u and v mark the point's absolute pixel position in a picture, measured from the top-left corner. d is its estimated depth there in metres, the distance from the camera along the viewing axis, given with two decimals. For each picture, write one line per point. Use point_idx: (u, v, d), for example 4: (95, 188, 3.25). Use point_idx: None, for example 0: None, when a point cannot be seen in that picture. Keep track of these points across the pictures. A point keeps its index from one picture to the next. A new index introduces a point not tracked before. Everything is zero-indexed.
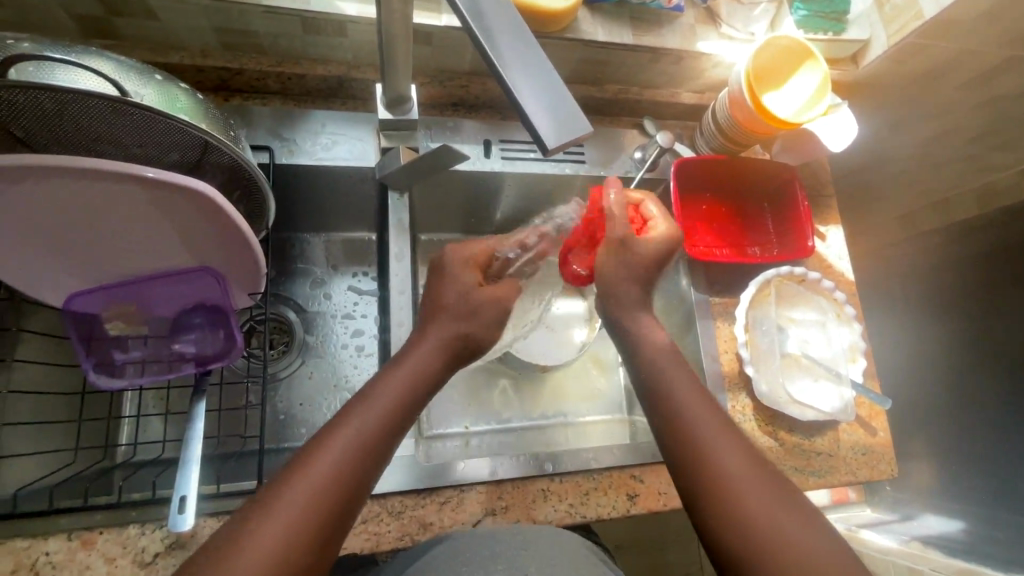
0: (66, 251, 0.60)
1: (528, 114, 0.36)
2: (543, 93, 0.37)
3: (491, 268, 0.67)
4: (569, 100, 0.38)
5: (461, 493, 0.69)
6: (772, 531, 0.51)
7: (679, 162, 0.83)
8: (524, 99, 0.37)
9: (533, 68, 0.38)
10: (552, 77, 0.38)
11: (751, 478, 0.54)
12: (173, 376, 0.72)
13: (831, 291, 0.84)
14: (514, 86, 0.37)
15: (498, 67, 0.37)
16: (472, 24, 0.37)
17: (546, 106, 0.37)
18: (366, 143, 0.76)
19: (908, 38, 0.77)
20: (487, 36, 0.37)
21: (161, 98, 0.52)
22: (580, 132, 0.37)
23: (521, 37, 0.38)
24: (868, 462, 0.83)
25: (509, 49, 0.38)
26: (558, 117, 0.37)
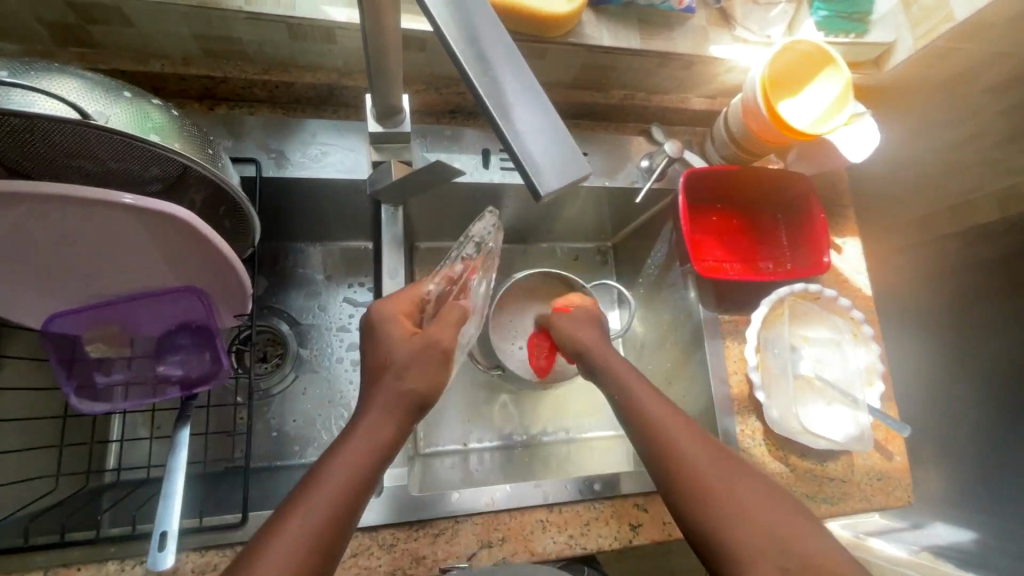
0: (44, 275, 0.58)
1: (518, 153, 0.33)
2: (538, 128, 0.33)
3: (426, 313, 0.60)
4: (568, 135, 0.34)
5: (456, 524, 0.67)
6: (768, 549, 0.49)
7: (689, 172, 0.79)
8: (517, 136, 0.33)
9: (527, 99, 0.34)
10: (549, 108, 0.34)
11: (743, 495, 0.53)
12: (158, 399, 0.69)
13: (848, 309, 0.80)
14: (505, 123, 0.33)
15: (487, 100, 0.33)
16: (458, 53, 0.34)
17: (542, 143, 0.33)
18: (358, 154, 0.72)
19: (937, 42, 0.72)
20: (475, 66, 0.34)
21: (130, 118, 0.48)
22: (580, 171, 0.33)
23: (513, 62, 0.34)
24: (883, 488, 0.79)
25: (500, 79, 0.34)
26: (556, 155, 0.33)
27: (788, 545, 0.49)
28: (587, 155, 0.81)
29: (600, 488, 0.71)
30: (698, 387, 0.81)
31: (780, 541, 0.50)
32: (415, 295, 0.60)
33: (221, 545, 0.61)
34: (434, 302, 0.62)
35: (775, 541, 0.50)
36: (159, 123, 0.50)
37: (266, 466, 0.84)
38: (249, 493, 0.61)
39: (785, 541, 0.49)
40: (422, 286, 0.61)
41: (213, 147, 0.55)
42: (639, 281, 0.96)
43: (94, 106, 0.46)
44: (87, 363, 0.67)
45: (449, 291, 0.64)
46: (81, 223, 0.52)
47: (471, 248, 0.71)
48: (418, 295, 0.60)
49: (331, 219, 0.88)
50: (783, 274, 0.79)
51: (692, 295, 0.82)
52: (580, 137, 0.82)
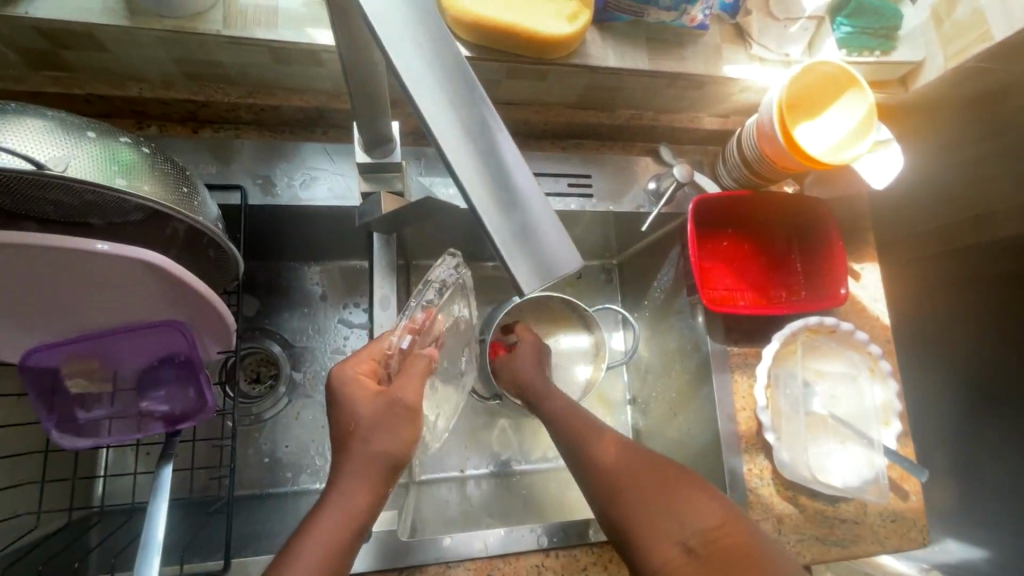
0: (16, 314, 0.55)
1: (499, 239, 0.29)
2: (523, 218, 0.30)
3: (391, 365, 0.63)
4: (556, 224, 0.30)
5: (447, 569, 0.64)
6: (679, 536, 0.52)
7: (698, 199, 0.75)
8: (501, 230, 0.29)
9: (511, 181, 0.30)
10: (536, 191, 0.30)
11: (651, 497, 0.55)
12: (141, 435, 0.67)
13: (865, 344, 0.75)
14: (486, 211, 0.29)
15: (466, 182, 0.29)
16: (430, 121, 0.28)
17: (528, 236, 0.30)
18: (348, 179, 0.69)
19: (970, 62, 0.67)
20: (452, 139, 0.29)
21: (96, 162, 0.45)
22: (568, 267, 0.31)
23: (496, 134, 0.30)
24: (899, 531, 0.74)
25: (480, 156, 0.29)
26: (542, 250, 0.30)
27: (693, 528, 0.52)
28: (591, 177, 0.77)
29: (599, 531, 0.68)
30: (704, 422, 0.77)
31: (686, 527, 0.52)
32: (377, 350, 0.62)
33: None
34: (399, 355, 0.63)
35: (683, 526, 0.52)
36: (126, 164, 0.47)
37: (257, 494, 0.82)
38: (231, 537, 0.59)
39: (690, 523, 0.52)
40: (384, 342, 0.63)
41: (189, 182, 0.53)
42: (645, 303, 0.92)
43: (55, 150, 0.44)
44: (67, 398, 0.64)
45: (413, 343, 0.66)
46: (51, 268, 0.49)
47: (433, 293, 0.71)
48: (380, 351, 0.62)
49: (324, 240, 0.85)
50: (799, 306, 0.75)
51: (700, 323, 0.78)
52: (583, 158, 0.77)
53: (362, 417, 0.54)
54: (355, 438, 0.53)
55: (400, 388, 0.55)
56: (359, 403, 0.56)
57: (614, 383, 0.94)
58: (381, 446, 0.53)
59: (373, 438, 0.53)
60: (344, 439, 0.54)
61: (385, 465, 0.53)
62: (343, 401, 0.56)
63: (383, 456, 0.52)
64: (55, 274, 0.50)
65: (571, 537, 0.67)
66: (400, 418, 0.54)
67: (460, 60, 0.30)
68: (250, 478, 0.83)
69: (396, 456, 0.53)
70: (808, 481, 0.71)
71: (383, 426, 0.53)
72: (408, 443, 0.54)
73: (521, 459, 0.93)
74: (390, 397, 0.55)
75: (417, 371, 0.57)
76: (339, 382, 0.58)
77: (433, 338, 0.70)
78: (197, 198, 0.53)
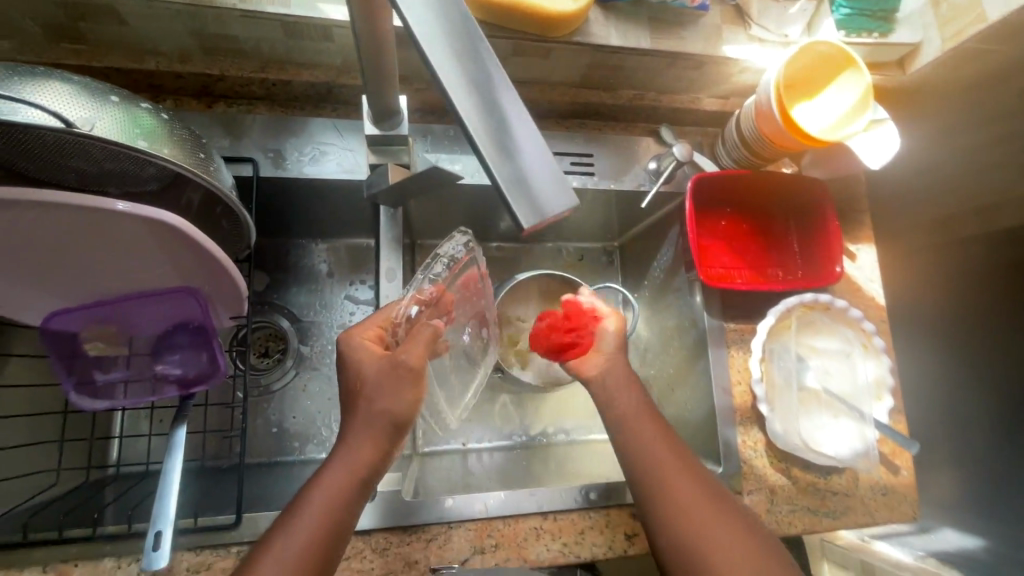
0: (40, 276, 0.58)
1: (501, 181, 0.31)
2: (524, 158, 0.31)
3: (398, 333, 0.65)
4: (555, 165, 0.32)
5: (449, 529, 0.66)
6: (698, 521, 0.55)
7: (697, 177, 0.76)
8: (501, 169, 0.31)
9: (513, 125, 0.32)
10: (535, 134, 0.32)
11: (669, 486, 0.57)
12: (156, 397, 0.69)
13: (859, 321, 0.77)
14: (488, 150, 0.31)
15: (470, 125, 0.31)
16: (437, 67, 0.31)
17: (528, 175, 0.31)
18: (357, 154, 0.71)
19: (966, 44, 0.68)
20: (456, 85, 0.31)
21: (118, 124, 0.48)
22: (568, 206, 0.32)
23: (499, 82, 0.32)
24: (890, 504, 0.76)
25: (483, 101, 0.31)
26: (542, 189, 0.31)
27: (737, 541, 0.53)
28: (592, 156, 0.79)
29: (596, 496, 0.70)
30: (700, 396, 0.79)
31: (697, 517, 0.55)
32: (384, 317, 0.64)
33: (213, 545, 0.62)
34: (405, 324, 0.66)
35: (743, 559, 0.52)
36: (148, 128, 0.49)
37: (266, 462, 0.85)
38: (242, 493, 0.62)
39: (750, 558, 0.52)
40: (392, 310, 0.65)
41: (205, 150, 0.55)
42: (644, 283, 0.94)
43: (81, 111, 0.46)
44: (86, 361, 0.67)
45: (418, 314, 0.68)
46: (74, 228, 0.52)
47: (441, 267, 0.74)
48: (388, 319, 0.64)
49: (332, 217, 0.87)
50: (795, 282, 0.77)
51: (697, 300, 0.80)
52: (585, 137, 0.79)
53: (367, 377, 0.57)
54: (360, 397, 0.56)
55: (404, 350, 0.57)
56: (364, 361, 0.58)
57: None
58: (384, 406, 0.55)
59: (378, 398, 0.55)
60: (351, 397, 0.57)
61: (388, 423, 0.55)
62: (347, 364, 0.59)
63: (387, 414, 0.55)
64: (77, 234, 0.53)
65: (568, 501, 0.69)
66: (404, 379, 0.56)
67: (465, 15, 0.32)
68: (259, 446, 0.86)
69: (401, 415, 0.56)
70: (800, 450, 0.73)
71: (384, 388, 0.55)
72: (411, 404, 0.56)
73: (522, 434, 0.95)
74: (393, 358, 0.56)
75: (423, 337, 0.57)
76: (346, 345, 0.60)
77: (440, 310, 0.72)
78: (212, 165, 0.55)
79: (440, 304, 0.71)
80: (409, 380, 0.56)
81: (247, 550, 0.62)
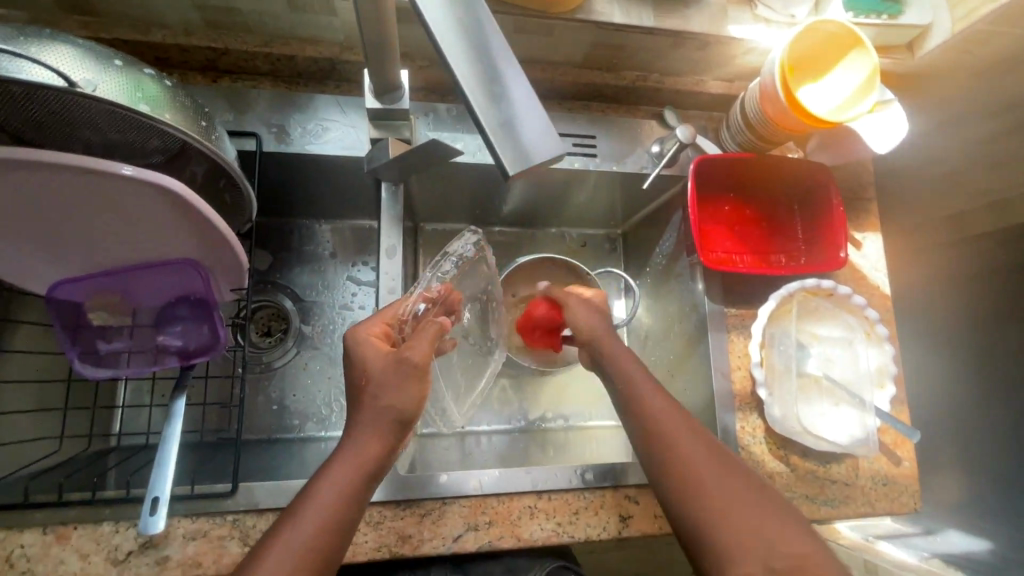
0: (45, 242, 0.59)
1: (488, 127, 0.33)
2: (509, 106, 0.34)
3: (404, 329, 0.64)
4: (540, 115, 0.35)
5: (443, 505, 0.67)
6: (728, 498, 0.54)
7: (700, 159, 0.76)
8: (489, 116, 0.33)
9: (500, 76, 0.34)
10: (522, 85, 0.35)
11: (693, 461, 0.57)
12: (158, 368, 0.70)
13: (862, 308, 0.76)
14: (474, 96, 0.34)
15: (461, 76, 0.34)
16: (430, 19, 0.34)
17: (511, 122, 0.34)
18: (358, 131, 0.71)
19: (977, 25, 0.67)
20: (449, 36, 0.34)
21: (122, 88, 0.48)
22: (552, 154, 0.34)
23: (490, 35, 0.35)
24: (889, 494, 0.75)
25: (474, 51, 0.34)
26: (526, 136, 0.34)
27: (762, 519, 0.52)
28: (595, 137, 0.78)
29: (592, 478, 0.70)
30: (700, 381, 0.78)
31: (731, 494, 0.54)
32: (391, 314, 0.62)
33: (209, 513, 0.62)
34: (411, 320, 0.65)
35: (767, 546, 0.51)
36: (150, 93, 0.50)
37: (266, 439, 0.86)
38: (238, 463, 0.63)
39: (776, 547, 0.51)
40: (398, 307, 0.64)
41: (207, 119, 0.56)
42: (646, 269, 0.94)
43: (83, 72, 0.47)
44: (90, 330, 0.68)
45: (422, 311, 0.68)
46: (78, 192, 0.52)
47: (449, 266, 0.76)
48: (394, 315, 0.63)
49: (336, 196, 0.87)
50: (797, 268, 0.76)
51: (699, 285, 0.79)
52: (589, 119, 0.79)
53: (374, 373, 0.55)
54: (366, 392, 0.54)
55: (409, 347, 0.55)
56: (370, 359, 0.56)
57: None
58: (391, 402, 0.53)
59: (385, 394, 0.53)
60: (356, 394, 0.55)
61: (394, 418, 0.53)
62: (353, 362, 0.57)
63: (393, 411, 0.53)
64: (80, 201, 0.54)
65: (563, 480, 0.69)
66: (408, 376, 0.54)
67: None
68: (259, 422, 0.87)
69: (408, 412, 0.54)
70: (798, 436, 0.72)
71: (389, 384, 0.53)
72: (417, 400, 0.54)
73: (521, 418, 0.94)
74: (398, 355, 0.55)
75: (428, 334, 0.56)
76: (353, 343, 0.57)
77: (445, 307, 0.72)
78: (214, 134, 0.56)
79: (447, 302, 0.72)
80: (413, 377, 0.54)
81: (242, 519, 0.62)
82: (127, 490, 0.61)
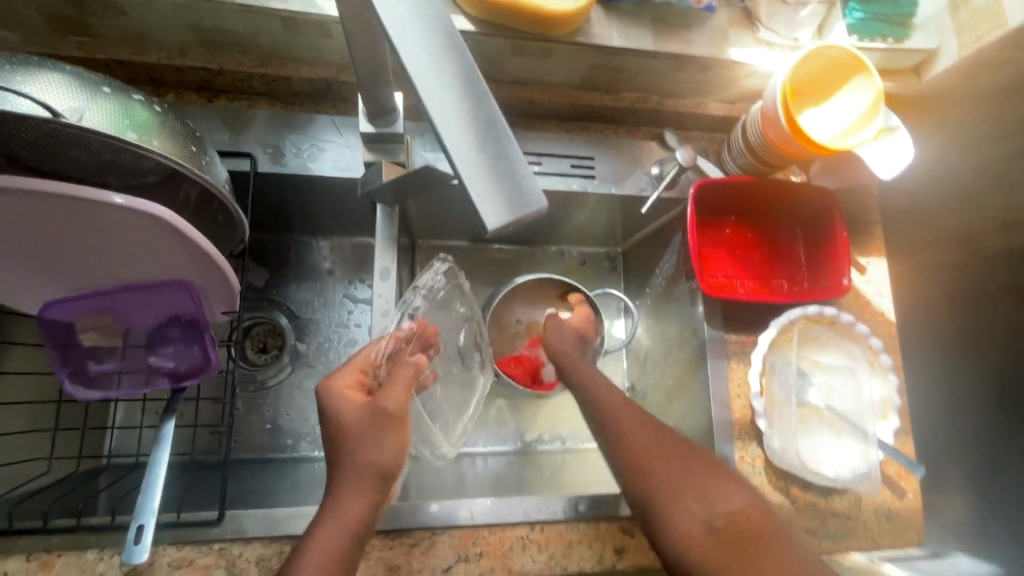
0: (35, 264, 0.59)
1: (467, 178, 0.32)
2: (492, 158, 0.33)
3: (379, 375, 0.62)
4: (525, 166, 0.33)
5: (434, 535, 0.65)
6: (697, 503, 0.55)
7: (701, 183, 0.74)
8: (468, 166, 0.32)
9: (484, 124, 0.33)
10: (507, 134, 0.33)
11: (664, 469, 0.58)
12: (149, 389, 0.70)
13: (865, 337, 0.74)
14: (455, 147, 0.32)
15: (440, 123, 0.32)
16: (410, 68, 0.33)
17: (493, 177, 0.33)
18: (354, 152, 0.71)
19: (985, 51, 0.65)
20: (430, 85, 0.33)
21: (111, 117, 0.48)
22: (536, 207, 0.33)
23: (471, 78, 0.34)
24: (893, 528, 0.73)
25: (456, 99, 0.33)
26: (508, 190, 0.33)
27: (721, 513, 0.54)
28: (594, 159, 0.77)
29: (586, 508, 0.68)
30: (699, 408, 0.77)
31: (704, 500, 0.55)
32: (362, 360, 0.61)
33: (195, 541, 0.61)
34: (386, 365, 0.64)
35: (708, 508, 0.54)
36: (139, 120, 0.49)
37: (257, 459, 0.84)
38: (225, 490, 0.62)
39: (715, 506, 0.54)
40: (371, 351, 0.63)
41: (198, 143, 0.55)
42: (646, 290, 0.92)
43: (70, 101, 0.46)
44: (81, 351, 0.68)
45: (397, 352, 0.67)
46: (68, 218, 0.52)
47: (421, 301, 0.74)
48: (368, 361, 0.62)
49: (333, 214, 0.86)
50: (798, 295, 0.75)
51: (698, 310, 0.78)
52: (588, 140, 0.78)
53: (350, 426, 0.53)
54: (344, 448, 0.52)
55: (384, 396, 0.53)
56: (345, 412, 0.54)
57: (611, 369, 0.94)
58: (369, 458, 0.51)
59: (363, 448, 0.51)
60: (334, 453, 0.53)
61: (376, 475, 0.51)
62: (328, 417, 0.55)
63: (374, 466, 0.51)
64: (70, 225, 0.53)
65: (556, 511, 0.68)
66: (384, 427, 0.52)
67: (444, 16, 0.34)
68: (252, 440, 0.85)
69: (387, 467, 0.52)
70: (798, 470, 0.70)
71: (367, 439, 0.52)
72: (394, 452, 0.53)
73: (518, 440, 0.93)
74: (373, 406, 0.53)
75: (402, 380, 0.55)
76: (326, 397, 0.56)
77: (417, 344, 0.71)
78: (205, 159, 0.55)
79: (422, 338, 0.72)
80: (390, 428, 0.52)
81: (229, 547, 0.61)
82: (112, 516, 0.60)
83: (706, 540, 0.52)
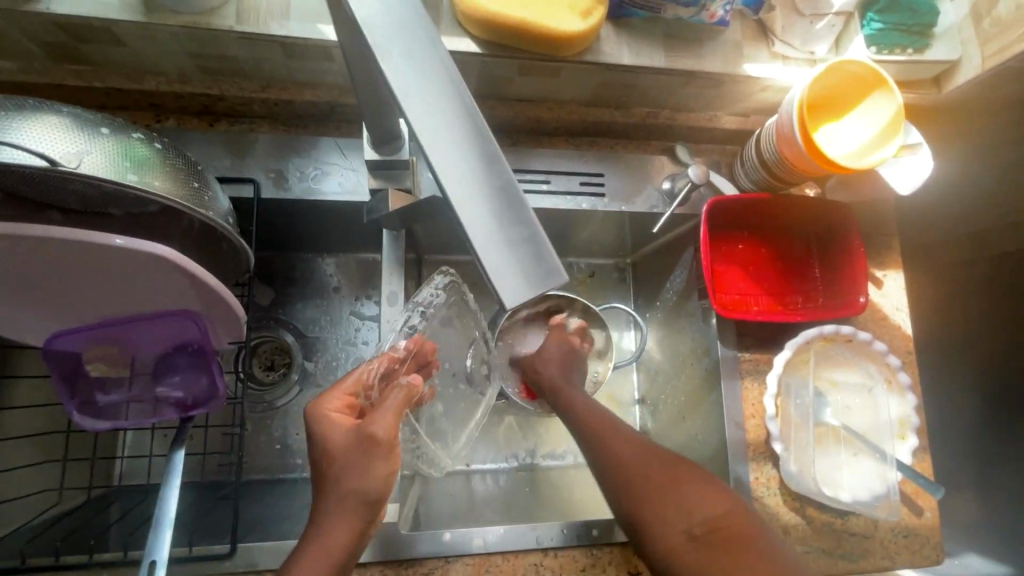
0: (43, 301, 0.58)
1: (480, 253, 0.32)
2: (505, 231, 0.33)
3: (371, 396, 0.60)
4: (543, 241, 0.33)
5: (446, 564, 0.65)
6: (684, 524, 0.53)
7: (712, 202, 0.72)
8: (483, 240, 0.32)
9: (501, 199, 0.33)
10: (524, 206, 0.33)
11: (654, 469, 0.57)
12: (157, 419, 0.69)
13: (882, 355, 0.73)
14: (472, 222, 0.32)
15: (453, 195, 0.32)
16: (423, 139, 0.32)
17: (510, 254, 0.32)
18: (359, 175, 0.69)
19: (1008, 62, 0.63)
20: (444, 157, 0.32)
21: (108, 159, 0.47)
22: (553, 282, 0.33)
23: (483, 148, 0.33)
24: (911, 547, 0.71)
25: (472, 170, 0.33)
26: (528, 266, 0.33)
27: (701, 517, 0.53)
28: (603, 175, 0.76)
29: (599, 534, 0.68)
30: (712, 428, 0.75)
31: (693, 513, 0.53)
32: (354, 383, 0.58)
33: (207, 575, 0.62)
34: (380, 386, 0.61)
35: (688, 514, 0.53)
36: (138, 160, 0.48)
37: (267, 479, 0.82)
38: (237, 525, 0.61)
39: (699, 513, 0.53)
40: (362, 373, 0.60)
41: (200, 177, 0.54)
42: (656, 303, 0.90)
43: (69, 146, 0.46)
44: (87, 381, 0.67)
45: (391, 371, 0.63)
46: (70, 258, 0.51)
47: (419, 318, 0.69)
48: (358, 383, 0.59)
49: (338, 233, 0.85)
50: (814, 314, 0.73)
51: (711, 327, 0.76)
52: (596, 156, 0.76)
53: (337, 451, 0.51)
54: (328, 477, 0.50)
55: (374, 421, 0.51)
56: (333, 437, 0.52)
57: (623, 383, 0.92)
58: (354, 485, 0.49)
59: (348, 474, 0.49)
60: (320, 479, 0.51)
61: (361, 502, 0.49)
62: (315, 439, 0.53)
63: (359, 494, 0.49)
64: (74, 265, 0.52)
65: (569, 536, 0.67)
66: (374, 454, 0.50)
67: (456, 81, 0.33)
68: (260, 460, 0.84)
69: (374, 492, 0.50)
70: (816, 493, 0.69)
71: (351, 464, 0.50)
72: (383, 479, 0.50)
73: (526, 456, 0.91)
74: (362, 429, 0.51)
75: (392, 405, 0.53)
76: (312, 422, 0.54)
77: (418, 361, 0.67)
78: (208, 193, 0.54)
79: (419, 356, 0.67)
80: (379, 453, 0.50)
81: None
82: (124, 552, 0.60)
83: (690, 547, 0.52)
